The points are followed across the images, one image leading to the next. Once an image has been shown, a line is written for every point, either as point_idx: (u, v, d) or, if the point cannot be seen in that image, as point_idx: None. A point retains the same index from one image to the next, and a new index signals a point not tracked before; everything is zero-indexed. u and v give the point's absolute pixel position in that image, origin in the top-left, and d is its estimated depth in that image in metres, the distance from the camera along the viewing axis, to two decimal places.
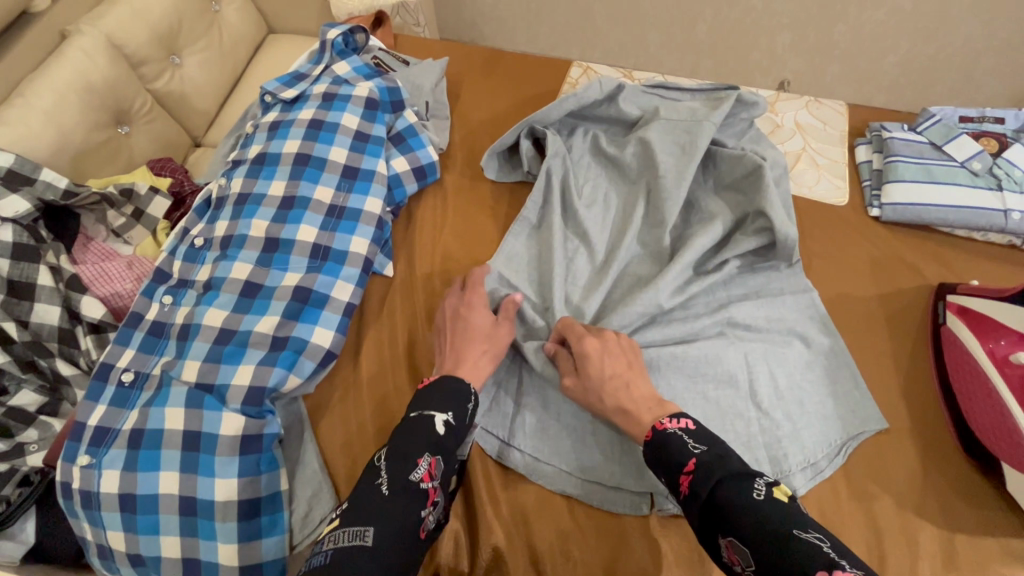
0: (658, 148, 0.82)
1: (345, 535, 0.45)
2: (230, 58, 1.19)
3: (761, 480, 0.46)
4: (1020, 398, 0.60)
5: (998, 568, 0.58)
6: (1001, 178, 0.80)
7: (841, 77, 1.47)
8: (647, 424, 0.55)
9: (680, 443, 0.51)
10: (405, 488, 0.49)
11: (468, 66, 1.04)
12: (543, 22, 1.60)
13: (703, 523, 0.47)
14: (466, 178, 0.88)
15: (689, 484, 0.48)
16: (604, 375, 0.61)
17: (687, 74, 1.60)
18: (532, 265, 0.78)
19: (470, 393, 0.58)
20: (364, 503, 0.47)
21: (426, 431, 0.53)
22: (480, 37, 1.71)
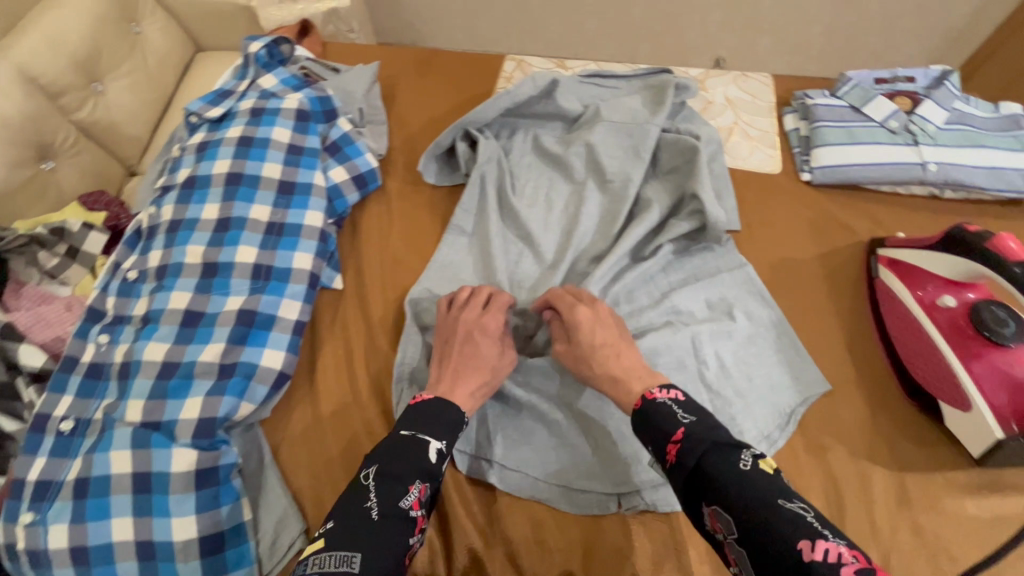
0: (603, 152, 0.86)
1: (331, 561, 0.45)
2: (158, 80, 1.14)
3: (746, 452, 0.47)
4: (950, 338, 0.64)
5: (947, 501, 0.62)
6: (916, 134, 0.86)
7: (773, 49, 1.52)
8: (636, 393, 0.57)
9: (667, 414, 0.52)
10: (395, 514, 0.49)
11: (402, 68, 1.03)
12: (482, 19, 1.59)
13: (688, 490, 0.48)
14: (408, 182, 0.87)
15: (677, 452, 0.49)
16: (595, 342, 0.62)
17: (627, 60, 1.63)
18: (475, 268, 0.78)
19: (462, 422, 0.58)
20: (354, 527, 0.47)
21: (418, 455, 0.53)
22: (420, 38, 1.69)
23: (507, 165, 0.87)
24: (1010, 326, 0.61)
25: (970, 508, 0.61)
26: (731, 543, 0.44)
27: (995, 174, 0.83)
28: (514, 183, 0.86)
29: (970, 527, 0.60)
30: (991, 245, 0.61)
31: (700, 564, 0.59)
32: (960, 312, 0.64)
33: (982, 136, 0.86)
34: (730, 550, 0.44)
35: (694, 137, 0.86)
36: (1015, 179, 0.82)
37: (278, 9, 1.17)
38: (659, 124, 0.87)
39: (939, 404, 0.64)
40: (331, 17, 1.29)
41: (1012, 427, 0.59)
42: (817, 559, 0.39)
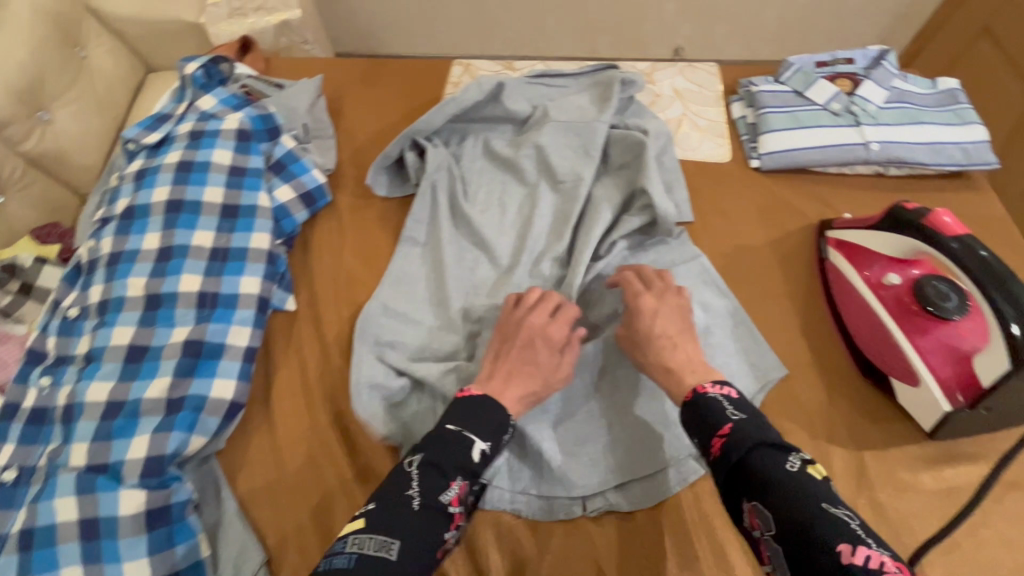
0: (553, 152, 0.86)
1: (371, 543, 0.47)
2: (109, 104, 1.11)
3: (794, 455, 0.47)
4: (896, 316, 0.65)
5: (903, 475, 0.63)
6: (858, 115, 0.87)
7: (729, 36, 1.53)
8: (688, 385, 0.56)
9: (717, 406, 0.52)
10: (434, 508, 0.50)
11: (349, 79, 1.01)
12: (439, 22, 1.58)
13: (729, 484, 0.48)
14: (359, 197, 0.86)
15: (721, 445, 0.49)
16: (655, 332, 0.62)
17: (587, 54, 1.63)
18: (430, 279, 0.78)
19: (509, 424, 0.57)
20: (394, 514, 0.49)
21: (462, 453, 0.53)
22: (379, 45, 1.67)
23: (458, 172, 0.86)
24: (952, 299, 0.62)
25: (925, 481, 0.62)
26: (766, 540, 0.44)
27: (935, 150, 0.85)
28: (467, 189, 0.85)
29: (925, 499, 0.61)
30: (928, 222, 0.62)
31: (667, 559, 0.59)
32: (904, 289, 0.65)
33: (921, 112, 0.88)
34: (765, 548, 0.45)
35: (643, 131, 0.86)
36: (953, 153, 0.84)
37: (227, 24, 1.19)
38: (606, 121, 0.87)
39: (891, 381, 0.65)
40: (283, 29, 1.27)
41: (959, 399, 0.60)
42: (857, 563, 0.39)
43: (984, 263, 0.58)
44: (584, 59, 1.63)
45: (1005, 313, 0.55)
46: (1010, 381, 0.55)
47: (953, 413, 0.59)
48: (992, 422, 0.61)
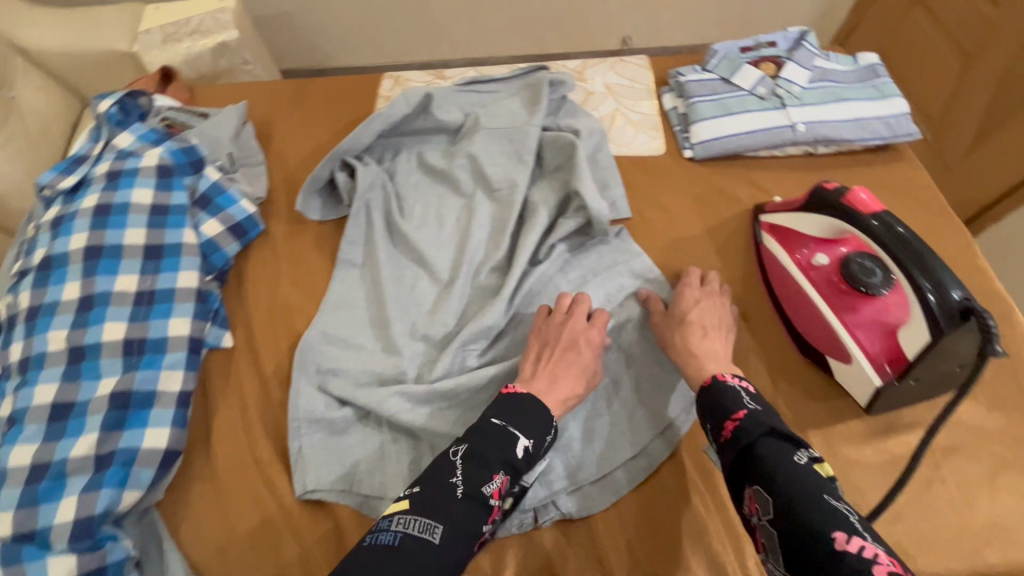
0: (486, 161, 0.85)
1: (415, 525, 0.49)
2: (47, 142, 1.07)
3: (801, 451, 0.48)
4: (827, 297, 0.66)
5: (845, 450, 0.64)
6: (783, 97, 0.88)
7: (675, 22, 1.54)
8: (709, 372, 0.60)
9: (734, 395, 0.54)
10: (475, 498, 0.51)
11: (277, 101, 0.99)
12: (385, 31, 1.56)
13: (737, 468, 0.50)
14: (293, 223, 0.84)
15: (734, 428, 0.51)
16: (688, 317, 0.66)
17: (537, 50, 1.62)
18: (370, 302, 0.76)
19: (551, 426, 0.58)
20: (438, 499, 0.51)
21: (507, 448, 0.54)
22: (327, 59, 1.64)
23: (393, 189, 0.85)
24: (877, 274, 0.62)
25: (868, 454, 0.64)
26: (763, 523, 0.46)
27: (860, 126, 0.86)
28: (402, 205, 0.84)
29: (868, 472, 0.63)
30: (848, 201, 0.63)
31: (621, 562, 0.61)
32: (832, 269, 0.66)
33: (844, 90, 0.89)
34: (761, 531, 0.46)
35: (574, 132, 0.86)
36: (877, 127, 0.86)
37: (161, 50, 1.21)
38: (537, 124, 0.87)
39: (827, 359, 0.67)
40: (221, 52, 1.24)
41: (888, 373, 0.61)
42: (850, 550, 0.39)
43: (902, 239, 0.58)
44: (535, 56, 1.63)
45: (921, 287, 0.56)
46: (931, 353, 0.56)
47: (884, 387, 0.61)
48: (925, 391, 0.62)
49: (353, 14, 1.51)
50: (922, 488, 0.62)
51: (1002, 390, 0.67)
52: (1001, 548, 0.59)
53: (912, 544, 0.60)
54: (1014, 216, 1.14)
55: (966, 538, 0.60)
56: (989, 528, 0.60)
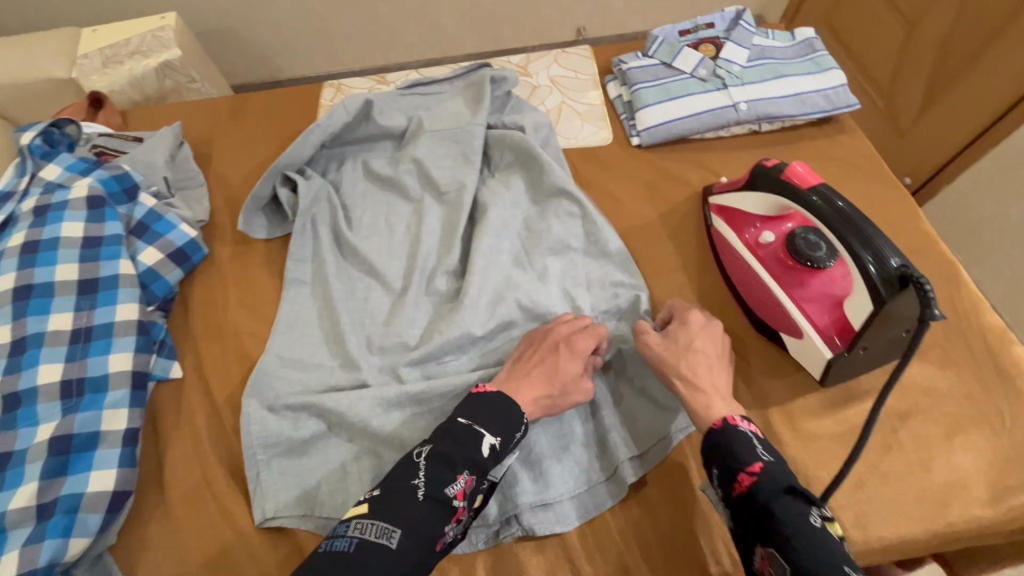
0: (432, 166, 0.83)
1: (373, 529, 0.48)
2: None
3: (814, 511, 0.47)
4: (775, 274, 0.66)
5: (804, 424, 0.65)
6: (724, 78, 0.89)
7: (626, 9, 1.54)
8: (717, 414, 0.56)
9: (746, 442, 0.52)
10: (438, 499, 0.50)
11: (215, 118, 0.96)
12: (336, 38, 1.52)
13: (748, 526, 0.49)
14: (238, 243, 0.82)
15: (750, 483, 0.49)
16: (691, 345, 0.61)
17: (493, 47, 1.61)
18: (324, 317, 0.74)
19: (521, 422, 0.56)
20: (398, 500, 0.49)
21: (471, 446, 0.53)
22: (280, 71, 1.60)
23: (339, 200, 0.83)
24: (822, 247, 0.64)
25: (827, 426, 0.64)
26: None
27: (800, 100, 0.87)
28: (350, 217, 0.82)
29: (827, 443, 0.63)
30: (787, 178, 0.64)
31: (594, 568, 0.60)
32: (779, 246, 0.67)
33: (782, 66, 0.90)
34: None
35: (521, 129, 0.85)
36: (817, 100, 0.87)
37: (100, 76, 1.17)
38: (481, 123, 0.85)
39: (782, 336, 0.67)
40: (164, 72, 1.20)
41: (838, 344, 0.62)
42: None
43: (841, 213, 0.59)
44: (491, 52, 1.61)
45: (862, 259, 0.56)
46: (875, 322, 0.57)
47: (835, 358, 0.61)
48: (874, 359, 0.63)
49: (302, 23, 1.47)
50: (881, 454, 0.63)
51: (952, 349, 0.69)
52: (960, 505, 0.61)
53: (874, 509, 0.61)
54: (966, 175, 1.16)
55: (926, 499, 0.61)
56: (948, 487, 0.61)
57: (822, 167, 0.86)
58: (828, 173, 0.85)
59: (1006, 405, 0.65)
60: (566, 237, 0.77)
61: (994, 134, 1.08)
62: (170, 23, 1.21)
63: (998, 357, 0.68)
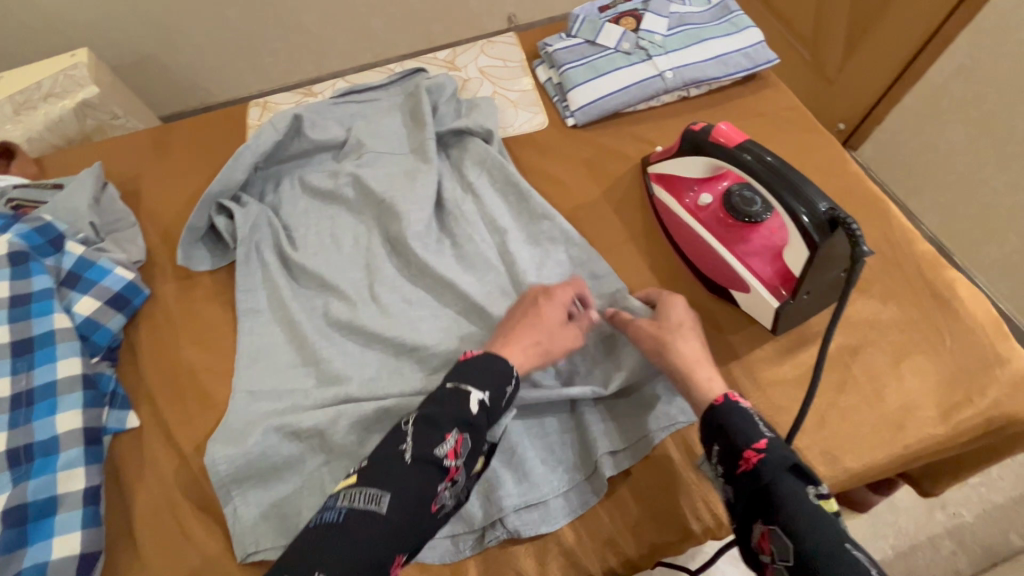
0: (370, 177, 0.81)
1: (361, 497, 0.48)
2: None
3: (811, 488, 0.47)
4: (718, 234, 0.68)
5: (764, 373, 0.67)
6: (648, 48, 0.90)
7: None
8: (717, 390, 0.56)
9: (748, 419, 0.52)
10: (427, 461, 0.49)
11: (139, 153, 0.92)
12: (263, 55, 1.47)
13: (749, 503, 0.48)
14: (180, 279, 0.79)
15: (755, 462, 0.49)
16: (676, 321, 0.63)
17: (427, 45, 1.59)
18: (284, 342, 0.72)
19: (512, 377, 0.56)
20: (385, 467, 0.49)
21: (458, 406, 0.52)
22: (209, 95, 1.54)
23: (280, 221, 0.81)
24: (756, 203, 0.66)
25: (785, 371, 0.67)
26: (778, 566, 0.45)
27: (722, 62, 0.89)
28: (294, 236, 0.80)
29: (787, 388, 0.66)
30: (715, 138, 0.65)
31: (581, 543, 0.60)
32: (717, 206, 0.69)
33: (702, 30, 0.92)
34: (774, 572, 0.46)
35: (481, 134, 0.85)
36: (738, 60, 0.89)
37: (12, 123, 1.10)
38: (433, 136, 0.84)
39: (731, 292, 0.69)
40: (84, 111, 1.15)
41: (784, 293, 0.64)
42: None
43: (770, 167, 0.60)
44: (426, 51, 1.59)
45: (794, 208, 0.58)
46: (813, 265, 0.59)
47: (781, 307, 0.63)
48: (817, 301, 0.65)
49: (225, 43, 1.42)
50: (838, 389, 0.66)
51: (891, 282, 0.72)
52: (914, 427, 0.64)
53: (837, 445, 0.64)
54: (894, 115, 1.22)
55: (883, 427, 0.64)
56: (903, 410, 0.65)
57: (752, 124, 0.88)
58: (759, 129, 0.88)
59: (945, 328, 0.69)
60: (541, 253, 0.76)
61: (912, 75, 1.14)
62: (82, 60, 1.15)
63: (933, 283, 0.71)
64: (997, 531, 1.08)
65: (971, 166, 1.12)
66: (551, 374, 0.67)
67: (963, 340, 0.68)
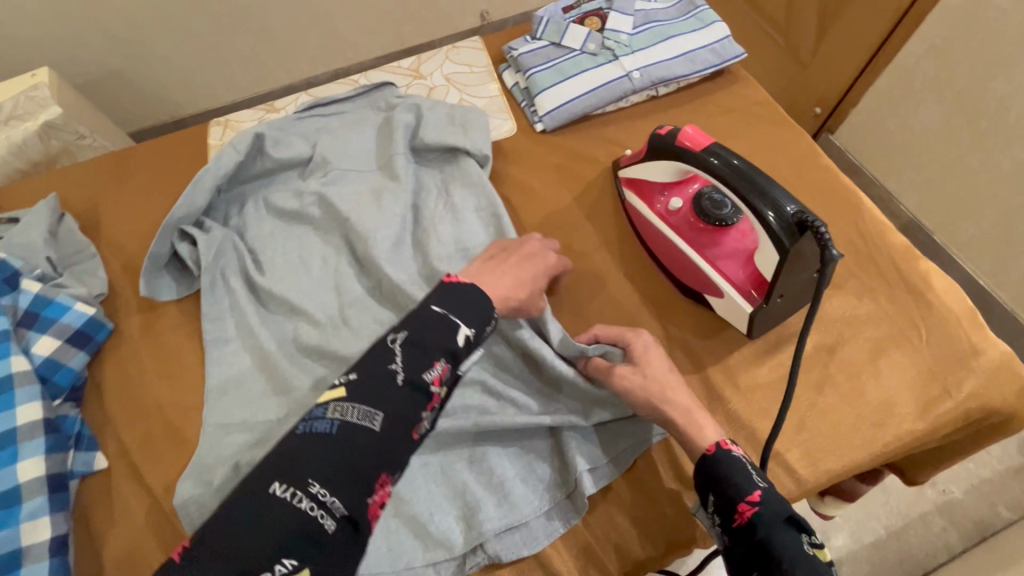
0: (337, 197, 0.79)
1: (354, 413, 0.47)
2: None
3: (805, 538, 0.49)
4: (690, 240, 0.67)
5: (744, 377, 0.66)
6: (614, 48, 0.88)
7: None
8: (710, 437, 0.56)
9: (742, 469, 0.53)
10: (416, 386, 0.49)
11: (97, 179, 0.89)
12: (232, 63, 1.43)
13: (746, 556, 0.49)
14: (143, 311, 0.76)
15: (751, 515, 0.50)
16: (663, 370, 0.61)
17: (400, 46, 1.56)
18: (255, 372, 0.70)
19: (494, 315, 0.56)
20: (376, 385, 0.48)
21: (446, 336, 0.52)
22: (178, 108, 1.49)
23: (246, 245, 0.79)
24: (726, 206, 0.66)
25: (764, 373, 0.66)
26: None
27: (690, 59, 0.88)
28: (261, 259, 0.78)
29: (766, 391, 0.66)
30: (681, 142, 0.64)
31: (564, 561, 0.59)
32: (688, 211, 0.68)
33: (668, 27, 0.90)
34: None
35: (453, 149, 0.84)
36: (706, 56, 0.88)
37: None
38: (402, 151, 0.82)
39: (706, 297, 0.68)
40: (48, 131, 1.11)
41: (756, 297, 0.64)
42: None
43: (737, 170, 0.59)
44: (398, 53, 1.57)
45: (762, 211, 0.57)
46: (784, 271, 0.58)
47: (755, 312, 0.63)
48: (791, 303, 0.64)
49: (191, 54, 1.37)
50: (817, 389, 0.66)
51: (866, 276, 0.72)
52: (892, 422, 0.64)
53: (817, 446, 0.63)
54: (867, 96, 1.21)
55: (862, 424, 0.64)
56: (881, 407, 0.65)
57: (723, 120, 0.87)
58: (730, 125, 0.87)
59: (921, 320, 0.68)
60: None
61: (885, 54, 1.13)
62: (43, 80, 1.09)
63: (908, 276, 0.71)
64: (987, 505, 1.10)
65: (947, 144, 1.12)
66: (526, 394, 0.65)
67: (940, 332, 0.68)
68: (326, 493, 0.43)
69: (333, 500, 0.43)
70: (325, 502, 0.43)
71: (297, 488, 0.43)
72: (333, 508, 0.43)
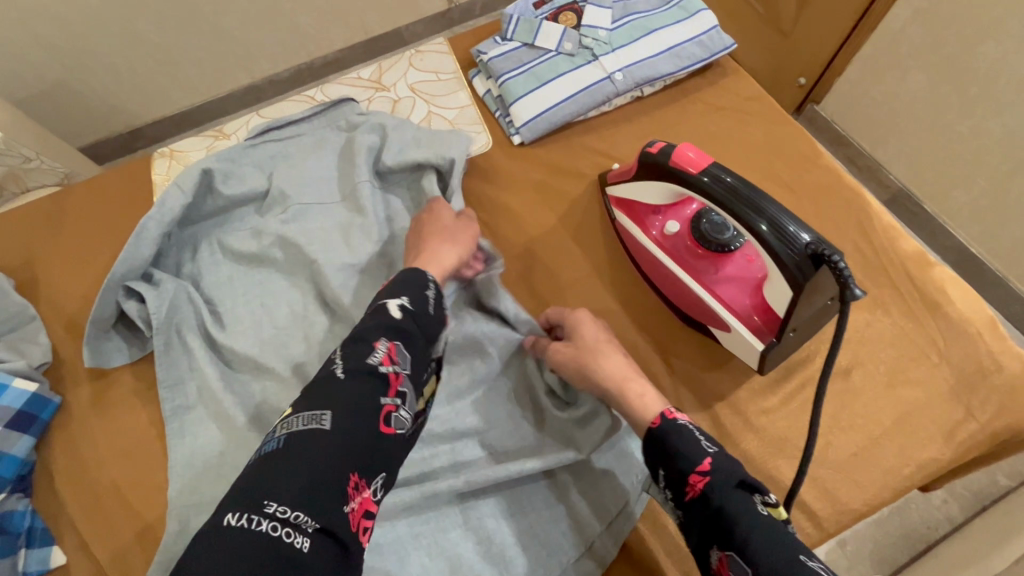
0: (299, 235, 0.72)
1: (298, 421, 0.40)
2: None
3: (758, 499, 0.42)
4: (690, 271, 0.62)
5: (752, 409, 0.62)
6: (592, 48, 0.81)
7: None
8: (655, 412, 0.52)
9: (690, 438, 0.47)
10: (360, 372, 0.43)
11: (28, 227, 0.80)
12: (183, 70, 1.26)
13: (700, 529, 0.43)
14: (92, 382, 0.69)
15: (702, 485, 0.44)
16: (593, 338, 0.59)
17: (364, 36, 1.41)
18: (222, 442, 0.64)
19: (427, 279, 0.53)
20: (317, 389, 0.42)
21: (380, 318, 0.48)
22: (133, 118, 1.31)
23: (203, 295, 0.71)
24: (727, 229, 0.61)
25: (775, 404, 0.62)
26: None
27: (675, 54, 0.80)
28: (220, 311, 0.70)
29: (778, 424, 0.61)
30: (676, 163, 0.57)
31: None
32: (687, 234, 0.63)
33: (650, 19, 0.83)
34: None
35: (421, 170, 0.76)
36: (693, 49, 0.81)
37: None
38: (365, 177, 0.74)
39: (710, 329, 0.63)
40: None
41: (764, 330, 0.58)
42: None
43: (731, 189, 0.53)
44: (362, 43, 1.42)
45: (756, 227, 0.52)
46: (798, 304, 0.53)
47: (767, 349, 0.57)
48: (804, 336, 0.59)
49: (137, 60, 1.19)
50: (833, 418, 0.61)
51: (875, 285, 0.67)
52: (910, 447, 0.60)
53: (837, 482, 0.59)
54: (854, 65, 1.14)
55: (881, 452, 0.60)
56: (899, 430, 0.61)
57: (711, 118, 0.81)
58: (721, 123, 0.80)
59: (936, 330, 0.64)
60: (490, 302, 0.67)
61: (867, 23, 1.05)
62: None
63: (921, 284, 0.66)
64: (986, 474, 1.08)
65: (935, 112, 1.06)
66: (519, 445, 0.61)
67: (956, 342, 0.63)
68: (287, 508, 0.35)
69: (300, 514, 0.36)
70: (290, 518, 0.35)
71: (253, 512, 0.35)
72: (301, 523, 0.35)
